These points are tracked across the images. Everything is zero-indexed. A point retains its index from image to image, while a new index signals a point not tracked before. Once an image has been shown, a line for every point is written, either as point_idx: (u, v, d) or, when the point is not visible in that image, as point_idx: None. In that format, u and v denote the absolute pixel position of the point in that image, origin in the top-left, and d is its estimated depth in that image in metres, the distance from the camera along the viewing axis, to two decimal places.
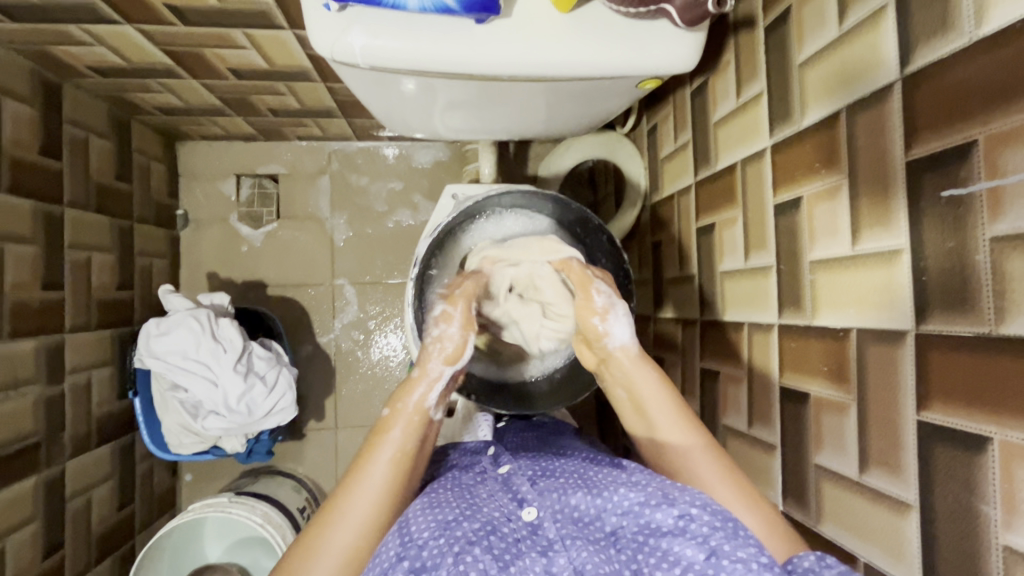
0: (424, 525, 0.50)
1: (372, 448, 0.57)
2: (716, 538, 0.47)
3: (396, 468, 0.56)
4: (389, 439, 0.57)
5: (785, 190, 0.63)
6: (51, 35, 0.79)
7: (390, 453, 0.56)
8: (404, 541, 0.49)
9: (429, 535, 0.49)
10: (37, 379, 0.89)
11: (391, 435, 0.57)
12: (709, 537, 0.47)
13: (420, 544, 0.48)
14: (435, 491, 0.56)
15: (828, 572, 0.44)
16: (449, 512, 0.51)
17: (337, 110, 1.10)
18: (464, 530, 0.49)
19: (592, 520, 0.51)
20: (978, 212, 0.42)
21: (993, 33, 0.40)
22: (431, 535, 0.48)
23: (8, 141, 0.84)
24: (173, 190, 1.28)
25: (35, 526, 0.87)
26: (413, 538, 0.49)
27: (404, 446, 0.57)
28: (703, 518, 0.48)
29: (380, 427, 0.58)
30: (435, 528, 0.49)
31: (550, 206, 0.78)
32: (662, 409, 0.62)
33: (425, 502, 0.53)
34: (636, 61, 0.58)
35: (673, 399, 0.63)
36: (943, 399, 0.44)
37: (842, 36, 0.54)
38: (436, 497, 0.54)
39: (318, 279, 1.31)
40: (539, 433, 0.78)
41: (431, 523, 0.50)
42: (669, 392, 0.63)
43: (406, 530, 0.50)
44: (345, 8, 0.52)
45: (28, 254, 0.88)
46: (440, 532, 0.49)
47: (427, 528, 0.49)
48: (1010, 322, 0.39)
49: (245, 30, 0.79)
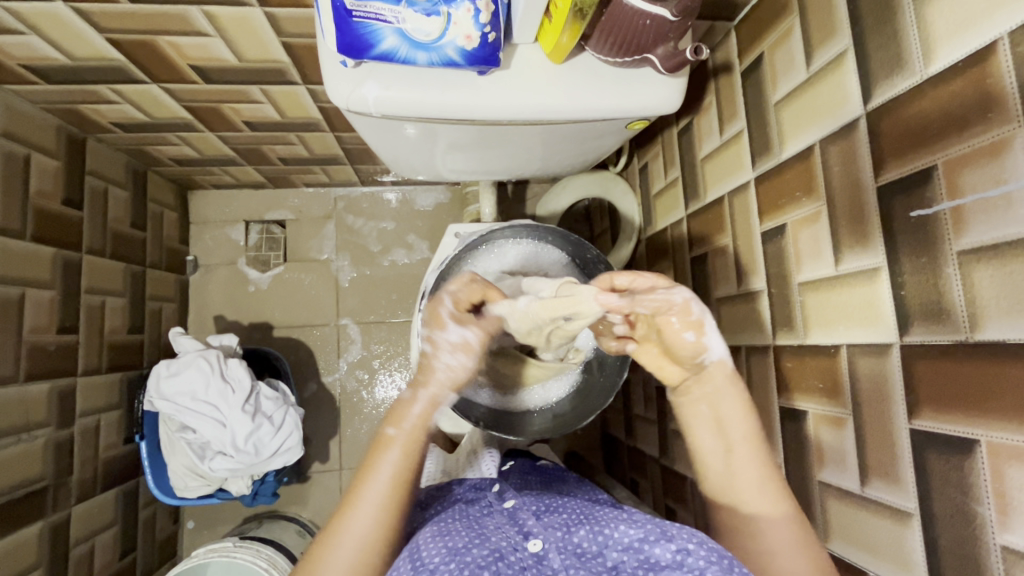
0: (434, 551, 0.50)
1: (370, 463, 0.57)
2: (712, 572, 0.46)
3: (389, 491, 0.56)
4: (388, 447, 0.58)
5: (770, 218, 0.67)
6: (82, 94, 0.85)
7: (389, 469, 0.57)
8: (416, 565, 0.49)
9: (440, 559, 0.48)
10: (48, 423, 0.90)
11: (383, 461, 0.57)
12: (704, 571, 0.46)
13: (431, 568, 0.48)
14: (443, 520, 0.56)
15: None
16: (458, 539, 0.51)
17: (343, 157, 1.15)
18: (473, 556, 0.48)
19: (593, 555, 0.50)
20: (944, 228, 0.45)
21: (941, 71, 0.45)
22: (442, 560, 0.48)
23: (35, 192, 0.89)
24: (184, 236, 1.32)
25: (39, 572, 0.86)
26: (424, 562, 0.49)
27: (396, 475, 0.57)
28: (700, 552, 0.47)
29: (376, 450, 0.58)
30: (446, 554, 0.49)
31: (551, 240, 0.83)
32: (747, 468, 0.59)
33: (435, 529, 0.54)
34: (624, 103, 0.63)
35: (753, 429, 0.60)
36: (931, 406, 0.47)
37: (811, 77, 0.60)
38: (445, 525, 0.54)
39: (324, 320, 1.33)
40: (544, 476, 0.78)
41: (440, 549, 0.50)
42: (750, 420, 0.61)
43: (416, 555, 0.50)
44: (359, 64, 0.58)
45: (46, 299, 0.91)
46: (451, 557, 0.48)
47: (438, 553, 0.49)
48: (983, 329, 0.42)
49: (262, 86, 0.85)
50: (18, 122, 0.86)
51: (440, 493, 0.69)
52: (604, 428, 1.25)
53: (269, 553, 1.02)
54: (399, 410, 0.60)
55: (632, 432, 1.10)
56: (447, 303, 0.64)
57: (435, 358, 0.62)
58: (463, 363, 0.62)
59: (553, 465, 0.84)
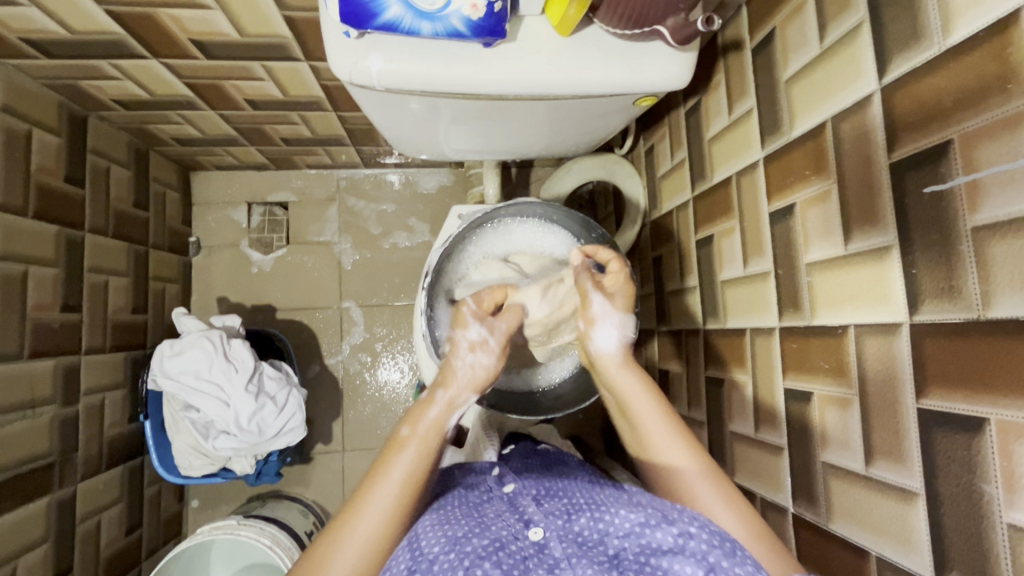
0: (434, 541, 0.50)
1: (389, 452, 0.59)
2: (715, 555, 0.45)
3: (400, 495, 0.56)
4: (408, 448, 0.59)
5: (779, 198, 0.66)
6: (83, 69, 0.84)
7: (408, 459, 0.58)
8: (415, 556, 0.49)
9: (439, 549, 0.49)
10: (53, 399, 0.91)
11: (396, 464, 0.58)
12: (707, 554, 0.45)
13: (431, 558, 0.48)
14: (444, 508, 0.56)
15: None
16: (458, 528, 0.51)
17: (346, 137, 1.14)
18: (473, 546, 0.48)
19: (595, 542, 0.50)
20: (958, 203, 0.44)
21: (960, 41, 0.44)
22: (441, 550, 0.48)
23: (37, 169, 0.88)
24: (186, 217, 1.32)
25: (46, 547, 0.87)
26: (423, 552, 0.49)
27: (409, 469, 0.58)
28: (702, 536, 0.47)
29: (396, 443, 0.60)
30: (445, 543, 0.49)
31: (557, 217, 0.81)
32: (652, 420, 0.66)
33: (434, 518, 0.54)
34: (632, 79, 0.62)
35: (673, 424, 0.65)
36: (939, 385, 0.46)
37: (824, 52, 0.58)
38: (444, 514, 0.54)
39: (326, 302, 1.33)
40: (546, 459, 0.78)
41: (441, 539, 0.50)
42: (670, 419, 0.66)
43: (416, 544, 0.51)
44: (363, 35, 0.57)
45: (49, 276, 0.91)
46: (450, 547, 0.48)
47: (437, 543, 0.49)
48: (996, 306, 0.42)
49: (264, 62, 0.84)
50: (20, 97, 0.85)
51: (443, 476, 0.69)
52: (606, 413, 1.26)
53: (272, 531, 1.03)
54: (415, 412, 0.63)
55: None
56: (469, 304, 0.71)
57: (455, 359, 0.67)
58: (481, 360, 0.67)
59: (553, 449, 0.84)
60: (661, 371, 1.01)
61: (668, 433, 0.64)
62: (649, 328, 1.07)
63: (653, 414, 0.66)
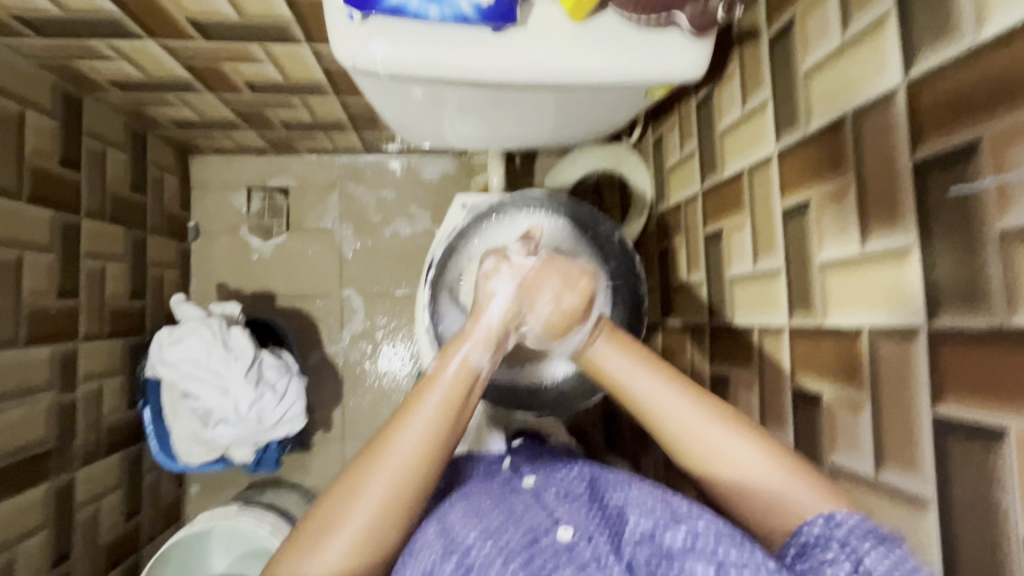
0: (469, 528, 0.50)
1: (415, 394, 0.54)
2: (723, 548, 0.44)
3: (426, 445, 0.51)
4: (433, 391, 0.53)
5: (793, 194, 0.64)
6: (77, 49, 0.82)
7: (436, 400, 0.53)
8: (449, 541, 0.48)
9: (476, 537, 0.48)
10: (50, 387, 0.90)
11: (423, 409, 0.52)
12: (716, 545, 0.44)
13: (466, 545, 0.48)
14: (473, 499, 0.55)
15: (839, 530, 0.44)
16: (492, 520, 0.50)
17: (348, 123, 1.12)
18: (508, 538, 0.48)
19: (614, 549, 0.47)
20: (986, 205, 0.43)
21: (995, 35, 0.42)
22: (478, 538, 0.48)
23: (32, 151, 0.86)
24: (185, 201, 1.30)
25: (45, 533, 0.87)
26: (458, 539, 0.48)
27: (430, 426, 0.52)
28: (710, 530, 0.46)
29: (415, 396, 0.53)
30: (481, 532, 0.49)
31: (563, 209, 0.81)
32: (691, 418, 0.54)
33: (465, 507, 0.53)
34: (645, 69, 0.60)
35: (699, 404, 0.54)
36: (956, 392, 0.45)
37: (846, 43, 0.56)
38: (475, 504, 0.53)
39: (327, 290, 1.32)
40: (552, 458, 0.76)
41: (476, 527, 0.49)
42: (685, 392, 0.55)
43: (448, 531, 0.50)
44: (367, 18, 0.55)
45: (45, 262, 0.89)
46: (486, 536, 0.48)
47: (473, 530, 0.49)
48: (1021, 313, 0.40)
49: (264, 44, 0.81)
50: (12, 78, 0.83)
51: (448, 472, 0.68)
52: (607, 406, 1.25)
53: (272, 520, 1.03)
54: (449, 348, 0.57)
55: None
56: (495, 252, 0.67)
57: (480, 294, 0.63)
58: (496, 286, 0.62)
59: (561, 445, 0.83)
60: None
61: (692, 407, 0.54)
62: (652, 322, 1.05)
63: (667, 392, 0.55)
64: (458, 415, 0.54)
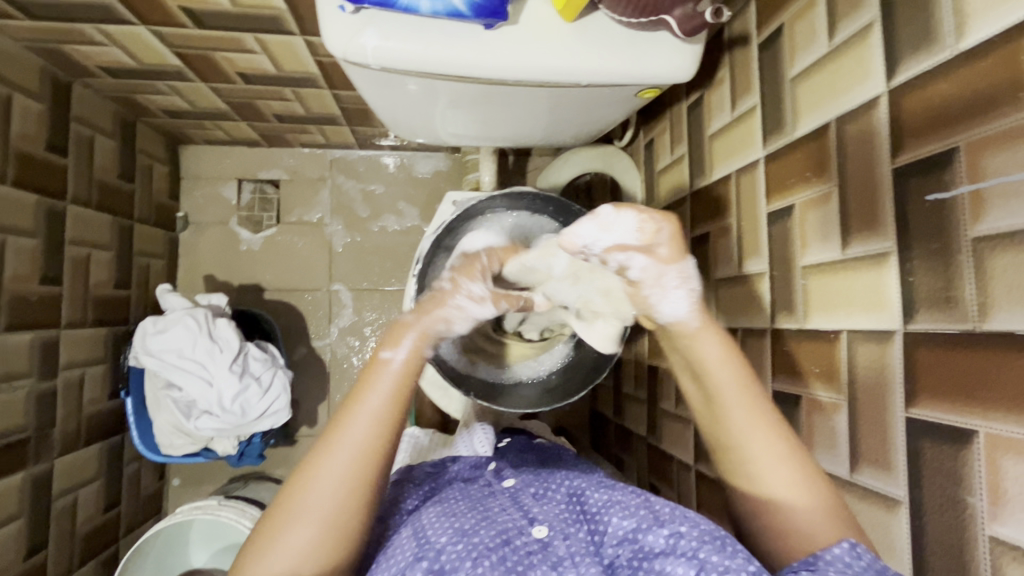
0: (441, 532, 0.51)
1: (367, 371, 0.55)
2: (704, 551, 0.45)
3: (375, 430, 0.53)
4: (372, 393, 0.54)
5: (777, 199, 0.65)
6: (67, 33, 0.81)
7: (389, 380, 0.54)
8: (421, 543, 0.50)
9: (447, 540, 0.50)
10: (30, 374, 0.89)
11: (373, 388, 0.54)
12: (697, 550, 0.45)
13: (438, 548, 0.49)
14: (447, 502, 0.56)
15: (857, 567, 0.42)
16: (465, 521, 0.52)
17: (341, 117, 1.12)
18: (480, 538, 0.49)
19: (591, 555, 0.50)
20: (961, 212, 0.44)
21: (975, 46, 0.43)
22: (448, 541, 0.49)
23: (18, 135, 0.85)
24: (174, 192, 1.29)
25: (20, 522, 0.85)
26: (430, 541, 0.50)
27: (385, 405, 0.54)
28: (692, 534, 0.47)
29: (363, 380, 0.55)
30: (453, 535, 0.50)
31: (552, 209, 0.81)
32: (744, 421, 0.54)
33: (440, 510, 0.54)
34: (635, 70, 0.61)
35: (755, 398, 0.55)
36: (929, 395, 0.46)
37: (833, 51, 0.57)
38: (450, 507, 0.55)
39: (315, 284, 1.31)
40: (541, 454, 0.78)
41: (447, 530, 0.51)
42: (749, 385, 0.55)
43: (423, 534, 0.51)
44: (359, 10, 0.55)
45: (28, 247, 0.88)
46: (458, 538, 0.50)
47: (445, 534, 0.50)
48: (993, 318, 0.41)
49: (256, 35, 0.81)
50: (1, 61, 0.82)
51: (435, 469, 0.68)
52: (594, 407, 1.26)
53: (253, 514, 1.02)
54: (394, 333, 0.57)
55: (621, 411, 1.10)
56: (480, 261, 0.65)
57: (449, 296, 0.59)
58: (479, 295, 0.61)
59: (551, 443, 0.83)
60: (648, 367, 1.00)
61: (760, 425, 0.54)
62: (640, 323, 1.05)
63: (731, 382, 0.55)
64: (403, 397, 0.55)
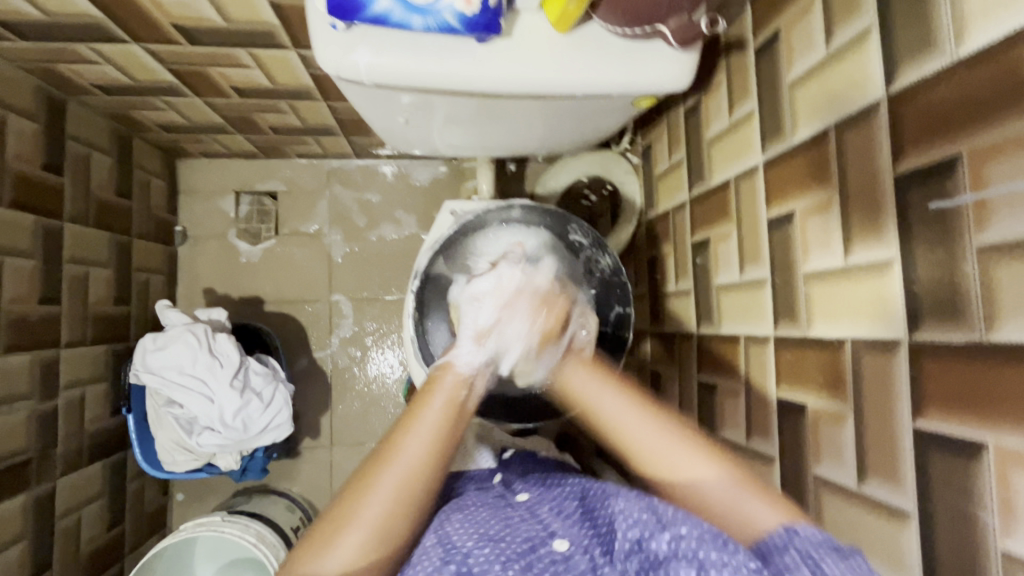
0: (465, 537, 0.51)
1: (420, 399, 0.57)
2: (705, 550, 0.43)
3: (428, 451, 0.52)
4: (426, 414, 0.55)
5: (777, 206, 0.64)
6: (61, 53, 0.81)
7: (440, 401, 0.57)
8: (447, 548, 0.49)
9: (473, 545, 0.49)
10: (31, 395, 0.88)
11: (428, 411, 0.55)
12: (697, 550, 0.44)
13: (464, 552, 0.48)
14: (469, 508, 0.56)
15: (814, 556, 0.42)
16: (489, 528, 0.52)
17: (337, 128, 1.11)
18: (505, 547, 0.49)
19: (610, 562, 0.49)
20: (964, 221, 0.43)
21: (975, 52, 0.42)
22: (475, 546, 0.49)
23: (14, 156, 0.85)
24: (172, 206, 1.28)
25: (24, 544, 0.85)
26: (457, 546, 0.49)
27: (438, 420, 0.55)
28: (694, 535, 0.45)
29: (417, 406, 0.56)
30: (478, 540, 0.50)
31: (548, 220, 0.81)
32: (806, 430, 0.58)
33: (463, 516, 0.54)
34: (630, 80, 0.60)
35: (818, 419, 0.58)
36: (936, 406, 0.45)
37: (830, 56, 0.56)
38: (472, 514, 0.55)
39: (315, 295, 1.31)
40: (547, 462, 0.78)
41: (473, 535, 0.51)
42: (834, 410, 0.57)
43: (447, 539, 0.50)
44: (352, 28, 0.54)
45: (26, 268, 0.88)
46: (485, 543, 0.50)
47: (470, 539, 0.50)
48: (999, 328, 0.40)
49: (250, 50, 0.81)
50: None
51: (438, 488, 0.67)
52: None
53: (257, 529, 1.01)
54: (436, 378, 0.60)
55: None
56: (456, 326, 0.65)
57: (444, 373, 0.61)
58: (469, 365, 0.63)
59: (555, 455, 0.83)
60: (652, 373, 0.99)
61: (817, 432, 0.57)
62: (642, 328, 1.05)
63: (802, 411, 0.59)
64: (459, 420, 0.56)
